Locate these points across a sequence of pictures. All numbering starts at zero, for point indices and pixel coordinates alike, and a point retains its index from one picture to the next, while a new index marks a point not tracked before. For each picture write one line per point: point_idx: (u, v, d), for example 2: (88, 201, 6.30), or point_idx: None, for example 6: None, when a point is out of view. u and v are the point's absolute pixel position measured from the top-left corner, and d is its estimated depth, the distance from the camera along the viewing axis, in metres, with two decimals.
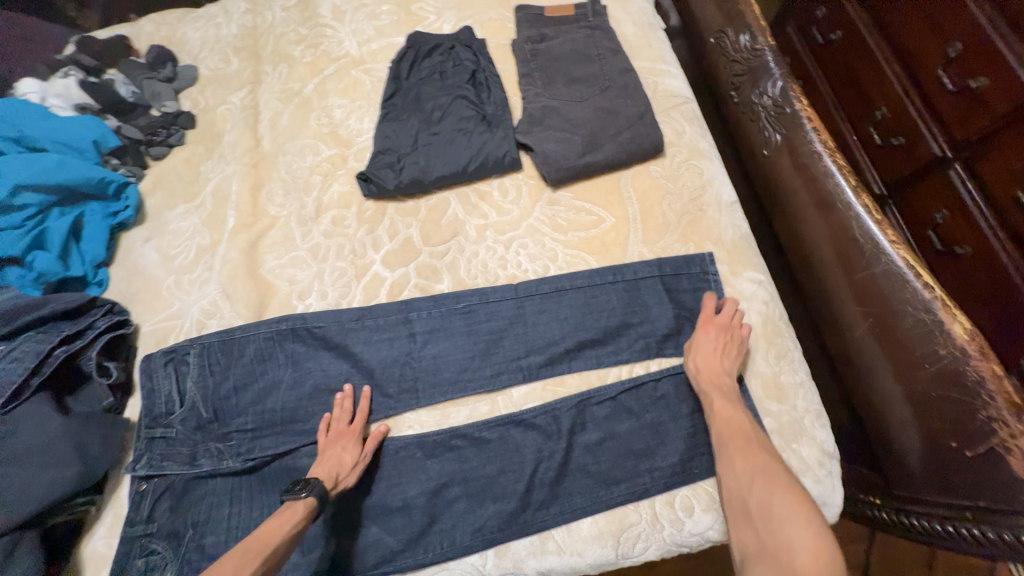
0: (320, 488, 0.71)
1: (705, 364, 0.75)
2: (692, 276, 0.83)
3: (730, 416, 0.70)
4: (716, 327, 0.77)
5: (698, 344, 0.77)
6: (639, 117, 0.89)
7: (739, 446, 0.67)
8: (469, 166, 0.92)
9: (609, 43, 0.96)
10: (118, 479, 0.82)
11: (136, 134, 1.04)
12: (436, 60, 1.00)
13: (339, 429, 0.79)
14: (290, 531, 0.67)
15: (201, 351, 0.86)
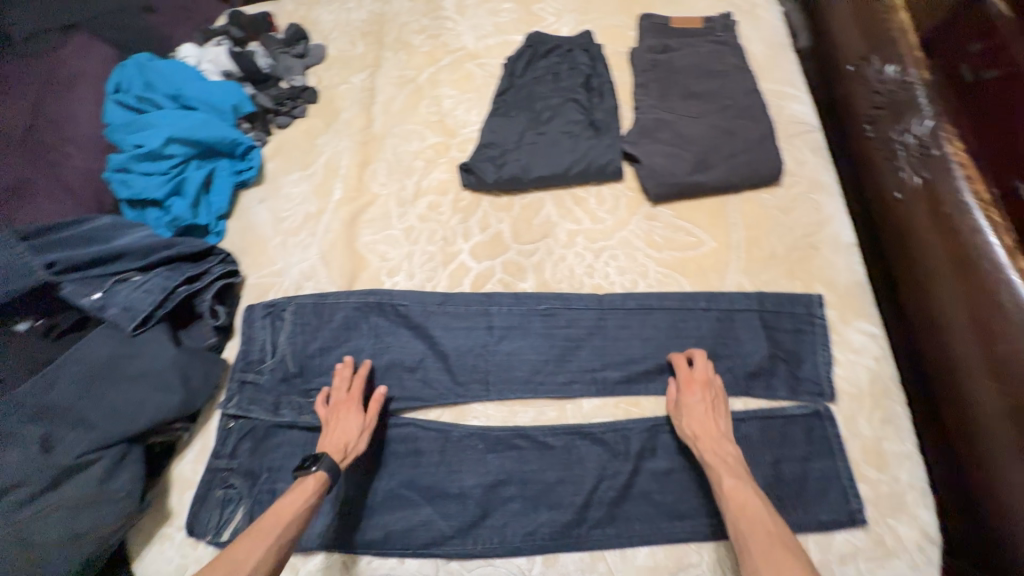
0: (328, 461, 0.74)
1: (700, 428, 0.70)
2: (795, 316, 0.76)
3: (744, 500, 0.62)
4: (698, 384, 0.73)
5: (687, 406, 0.71)
6: (759, 140, 0.84)
7: (760, 544, 0.57)
8: (570, 170, 0.91)
9: (735, 60, 0.92)
10: (209, 413, 0.89)
11: (267, 103, 1.13)
12: (552, 61, 1.00)
13: (338, 401, 0.81)
14: (304, 505, 0.70)
15: (297, 309, 0.92)
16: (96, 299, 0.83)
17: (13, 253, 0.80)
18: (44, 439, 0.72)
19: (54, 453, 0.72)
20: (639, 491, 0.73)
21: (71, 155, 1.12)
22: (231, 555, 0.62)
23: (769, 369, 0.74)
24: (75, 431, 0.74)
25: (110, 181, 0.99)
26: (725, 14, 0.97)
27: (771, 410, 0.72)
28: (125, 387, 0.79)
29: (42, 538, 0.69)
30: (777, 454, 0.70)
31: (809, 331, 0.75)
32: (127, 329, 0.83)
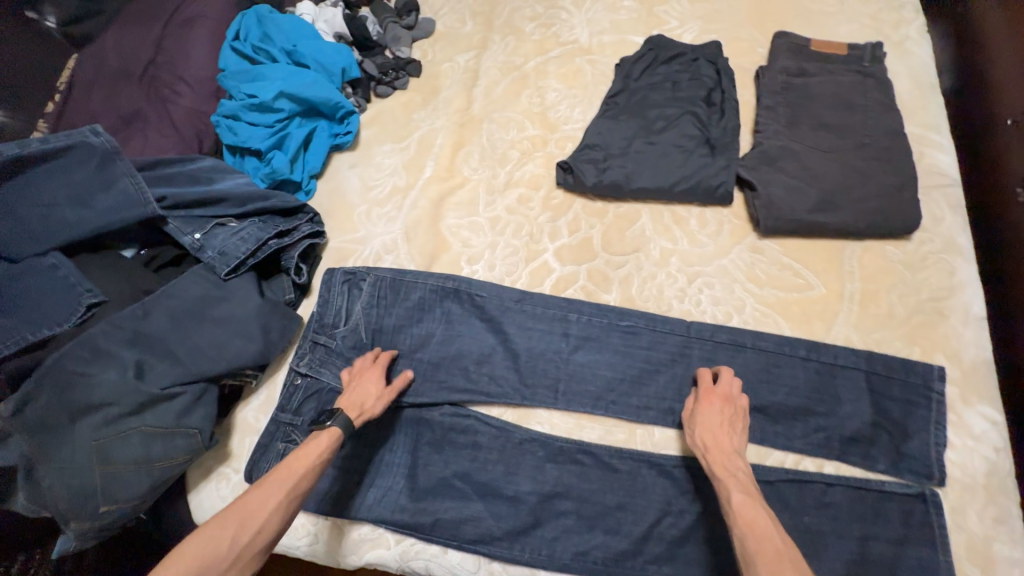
0: (343, 417, 0.74)
1: (713, 440, 0.67)
2: (908, 385, 0.70)
3: (752, 515, 0.57)
4: (718, 398, 0.70)
5: (702, 417, 0.69)
6: (896, 189, 0.78)
7: (767, 562, 0.53)
8: (676, 186, 0.87)
9: (879, 97, 0.84)
10: (279, 363, 0.91)
11: (372, 71, 1.13)
12: (673, 69, 0.95)
13: (364, 367, 0.83)
14: (318, 459, 0.69)
15: (376, 280, 0.92)
16: (195, 239, 0.85)
17: (131, 184, 0.80)
18: (136, 365, 0.75)
19: (143, 380, 0.74)
20: (703, 535, 0.71)
21: (182, 93, 1.16)
22: (246, 504, 0.62)
23: (870, 436, 0.69)
24: (164, 363, 0.77)
25: (218, 125, 1.02)
26: (876, 43, 0.89)
27: (865, 481, 0.67)
28: (212, 328, 0.81)
29: (121, 458, 0.72)
30: (867, 532, 0.65)
31: (924, 404, 0.69)
32: (220, 273, 0.85)
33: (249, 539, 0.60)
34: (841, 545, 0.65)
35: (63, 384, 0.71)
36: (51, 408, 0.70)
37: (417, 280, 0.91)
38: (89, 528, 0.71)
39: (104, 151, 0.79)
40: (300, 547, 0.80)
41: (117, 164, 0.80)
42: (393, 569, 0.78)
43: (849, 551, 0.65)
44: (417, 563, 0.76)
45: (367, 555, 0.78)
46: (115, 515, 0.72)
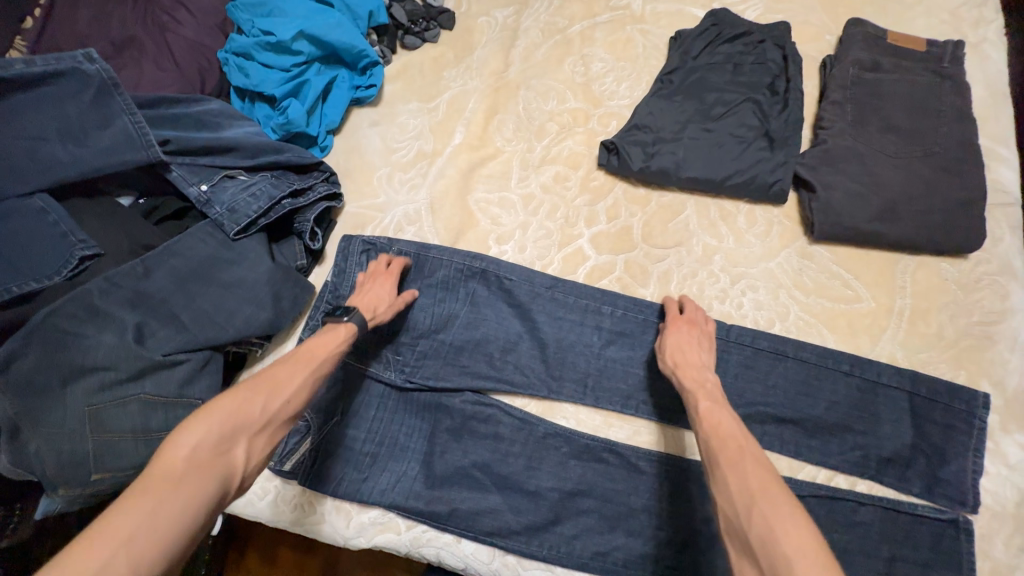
0: (359, 317, 0.70)
1: (682, 358, 0.69)
2: (951, 410, 0.68)
3: (718, 418, 0.59)
4: (685, 322, 0.73)
5: (671, 339, 0.71)
6: (962, 205, 0.74)
7: (727, 454, 0.55)
8: (728, 180, 0.81)
9: (955, 103, 0.79)
10: (286, 335, 0.84)
11: (401, 17, 1.01)
12: (736, 49, 0.88)
13: (377, 273, 0.80)
14: (339, 348, 0.66)
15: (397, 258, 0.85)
16: (202, 191, 0.77)
17: (132, 123, 0.71)
18: (137, 328, 0.69)
19: (144, 346, 0.68)
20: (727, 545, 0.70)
21: (183, 22, 1.03)
22: (272, 375, 0.59)
23: (906, 458, 0.68)
24: (168, 327, 0.70)
25: (229, 64, 0.92)
26: (958, 43, 0.82)
27: (894, 502, 0.67)
28: (219, 292, 0.74)
29: (117, 426, 0.67)
30: (893, 552, 0.65)
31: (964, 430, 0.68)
32: (229, 232, 0.77)
33: (277, 408, 0.57)
34: (866, 564, 0.65)
35: (54, 343, 0.65)
36: (39, 368, 0.64)
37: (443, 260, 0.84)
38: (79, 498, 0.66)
39: (101, 82, 0.69)
40: (306, 525, 0.77)
41: (115, 98, 0.70)
42: (403, 553, 0.76)
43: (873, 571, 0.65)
44: (428, 550, 0.75)
45: (376, 538, 0.76)
46: (107, 485, 0.67)
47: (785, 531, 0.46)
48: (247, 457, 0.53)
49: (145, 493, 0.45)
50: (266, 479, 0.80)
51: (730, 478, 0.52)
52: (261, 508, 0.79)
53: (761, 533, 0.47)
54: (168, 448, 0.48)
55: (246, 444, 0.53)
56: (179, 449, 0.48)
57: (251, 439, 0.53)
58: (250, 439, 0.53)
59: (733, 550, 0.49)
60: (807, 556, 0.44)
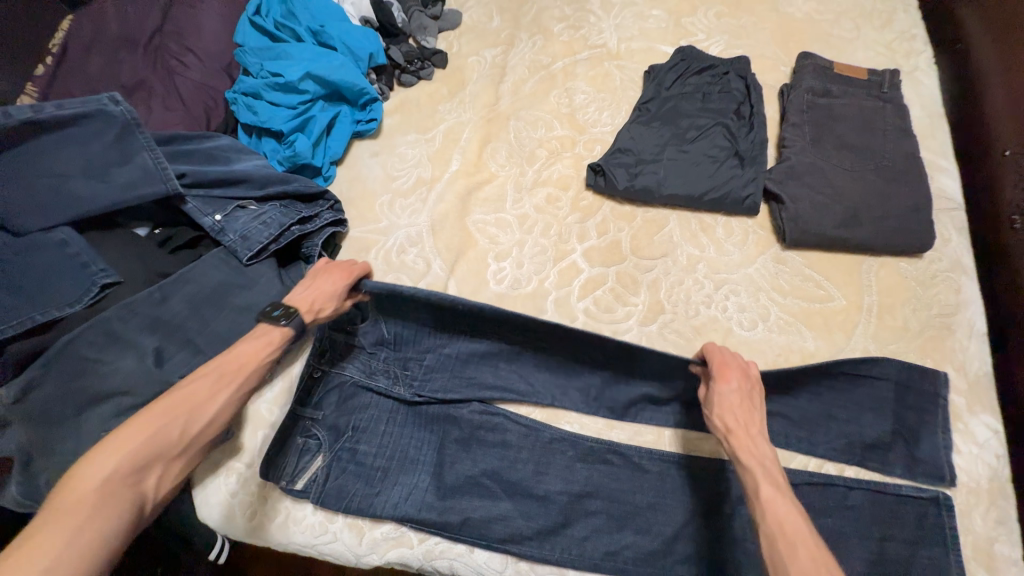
0: (300, 319, 0.70)
1: (734, 424, 0.65)
2: (922, 394, 0.74)
3: (780, 509, 0.56)
4: (735, 375, 0.68)
5: (722, 399, 0.67)
6: (913, 210, 0.83)
7: (800, 561, 0.51)
8: (706, 195, 0.89)
9: (897, 122, 0.89)
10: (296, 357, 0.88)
11: (398, 58, 1.10)
12: (703, 80, 0.98)
13: (333, 265, 0.79)
14: (270, 357, 0.68)
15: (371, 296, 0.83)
16: (216, 220, 0.81)
17: (151, 159, 0.75)
18: (155, 352, 0.70)
19: (162, 369, 0.69)
20: (734, 538, 0.73)
21: (191, 66, 1.10)
22: (189, 394, 0.60)
23: (887, 442, 0.73)
24: (185, 350, 0.72)
25: (237, 104, 0.99)
26: (894, 71, 0.94)
27: (879, 484, 0.71)
28: (233, 316, 0.77)
29: None
30: (885, 532, 0.69)
31: None
32: (242, 258, 0.81)
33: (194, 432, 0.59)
34: (862, 545, 0.69)
35: (72, 370, 0.66)
36: (57, 396, 0.65)
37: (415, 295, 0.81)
38: None
39: (123, 121, 0.73)
40: (317, 545, 0.78)
41: (136, 136, 0.74)
42: (416, 568, 0.77)
43: (866, 553, 0.69)
44: (442, 562, 0.76)
45: (389, 554, 0.77)
46: None
47: None
48: (162, 480, 0.57)
49: (63, 523, 0.48)
50: (276, 500, 0.80)
51: None
52: (271, 531, 0.79)
53: None
54: (84, 470, 0.51)
55: (160, 472, 0.56)
56: (97, 474, 0.51)
57: (166, 466, 0.56)
58: (167, 463, 0.57)
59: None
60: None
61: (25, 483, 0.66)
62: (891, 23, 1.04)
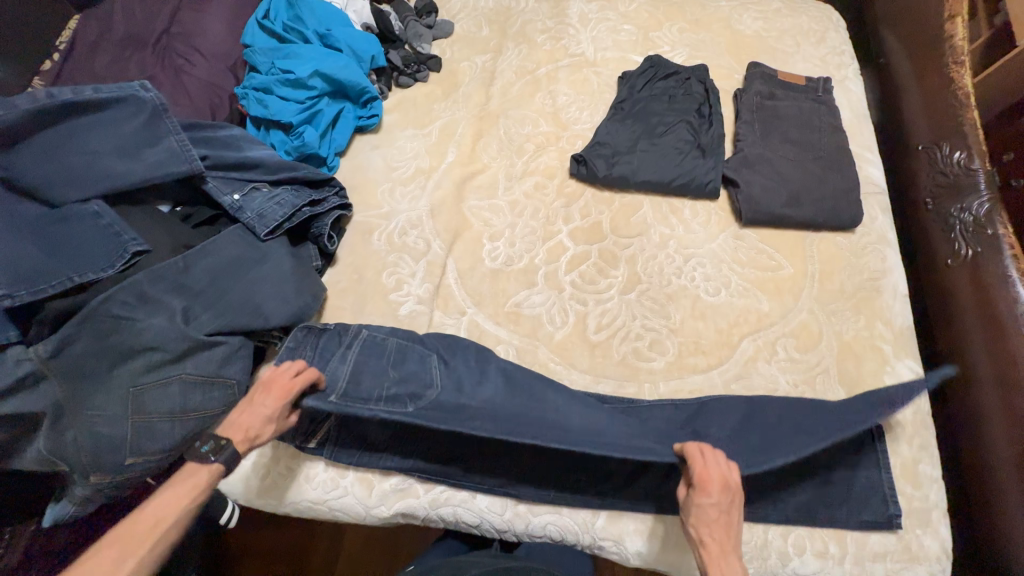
0: (232, 450, 0.65)
1: (708, 536, 0.65)
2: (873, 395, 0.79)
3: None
4: (716, 487, 0.67)
5: (699, 512, 0.66)
6: (845, 192, 0.98)
7: None
8: (674, 182, 1.02)
9: (830, 120, 1.06)
10: None
11: (397, 61, 1.21)
12: (669, 84, 1.12)
13: (274, 379, 0.72)
14: (193, 503, 0.62)
15: (326, 394, 0.76)
16: (234, 200, 0.88)
17: (177, 143, 0.82)
18: (183, 311, 0.76)
19: (189, 327, 0.76)
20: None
21: (196, 64, 1.15)
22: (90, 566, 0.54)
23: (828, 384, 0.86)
24: (208, 313, 0.78)
25: (248, 98, 1.06)
26: (826, 79, 1.11)
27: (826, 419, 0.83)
28: (249, 284, 0.83)
29: (156, 408, 0.74)
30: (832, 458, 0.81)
31: (864, 358, 0.88)
32: (260, 234, 0.87)
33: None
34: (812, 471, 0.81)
35: (105, 329, 0.71)
36: (90, 352, 0.70)
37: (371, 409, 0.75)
38: (117, 478, 0.74)
39: (153, 107, 0.80)
40: (329, 499, 0.84)
41: (165, 122, 0.81)
42: (421, 517, 0.85)
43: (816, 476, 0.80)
44: (447, 508, 0.83)
45: (397, 505, 0.84)
46: (139, 468, 0.75)
47: None
48: None
49: None
50: (289, 459, 0.86)
51: None
52: (285, 489, 0.84)
53: None
54: None
55: None
56: None
57: None
58: None
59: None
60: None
61: (55, 437, 0.70)
62: (824, 40, 1.22)
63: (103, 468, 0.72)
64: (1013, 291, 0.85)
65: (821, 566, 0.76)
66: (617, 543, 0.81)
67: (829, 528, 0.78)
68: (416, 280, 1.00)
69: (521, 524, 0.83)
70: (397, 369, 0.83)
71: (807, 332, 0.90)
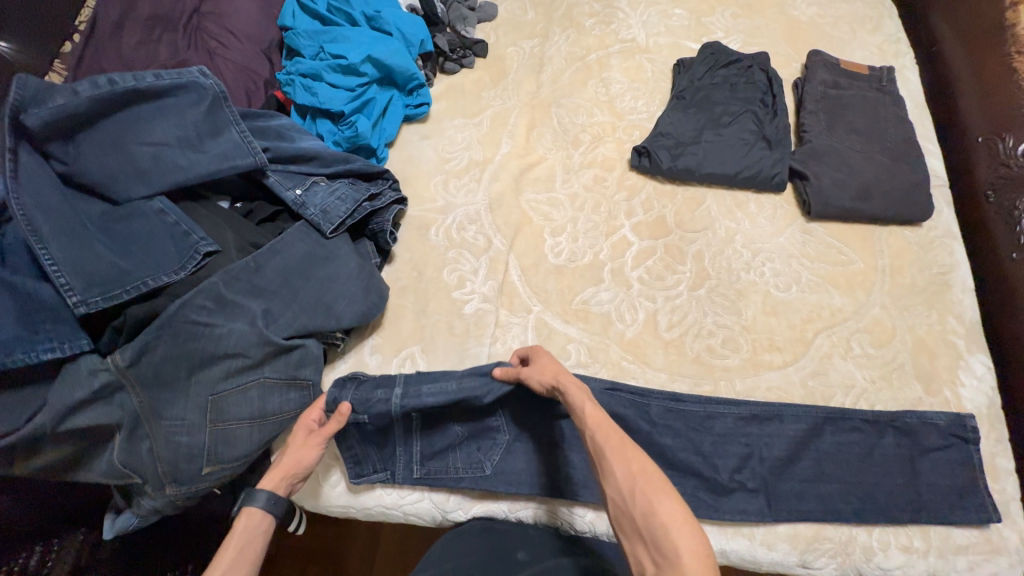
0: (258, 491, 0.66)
1: (557, 374, 0.72)
2: (944, 417, 0.83)
3: (599, 416, 0.63)
4: (546, 352, 0.78)
5: (546, 363, 0.74)
6: (915, 184, 0.97)
7: (617, 457, 0.58)
8: (740, 174, 1.00)
9: (894, 111, 1.05)
10: (359, 336, 0.91)
11: (444, 46, 1.15)
12: (731, 72, 1.10)
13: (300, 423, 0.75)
14: (252, 529, 0.62)
15: (407, 464, 0.82)
16: (297, 195, 0.83)
17: (239, 133, 0.79)
18: (263, 314, 0.74)
19: (270, 330, 0.74)
20: (793, 473, 0.82)
21: (231, 47, 1.07)
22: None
23: (901, 379, 0.87)
24: (285, 314, 0.76)
25: (296, 84, 1.01)
26: (889, 68, 1.09)
27: (903, 415, 0.83)
28: (320, 287, 0.80)
29: (235, 415, 0.71)
30: (913, 452, 0.82)
31: (938, 353, 0.88)
32: (325, 231, 0.83)
33: None
34: (891, 464, 0.81)
35: (185, 334, 0.68)
36: (172, 358, 0.68)
37: (452, 477, 0.82)
38: (192, 490, 0.70)
39: (215, 94, 0.77)
40: (404, 506, 0.82)
41: (225, 110, 0.78)
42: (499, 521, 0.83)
43: (898, 470, 0.81)
44: (525, 513, 0.81)
45: (475, 509, 0.82)
46: (216, 478, 0.71)
47: (679, 532, 0.50)
48: None
49: None
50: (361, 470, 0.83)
51: (616, 472, 0.57)
52: (358, 499, 0.83)
53: (648, 517, 0.52)
54: None
55: None
56: None
57: None
58: None
59: (627, 540, 0.54)
60: (680, 524, 0.50)
61: (129, 450, 0.67)
62: (880, 28, 1.19)
63: (181, 479, 0.69)
64: None
65: (907, 560, 0.77)
66: None
67: (912, 522, 0.78)
68: (478, 278, 0.97)
69: (603, 526, 0.79)
70: (462, 413, 0.84)
71: (880, 327, 0.90)
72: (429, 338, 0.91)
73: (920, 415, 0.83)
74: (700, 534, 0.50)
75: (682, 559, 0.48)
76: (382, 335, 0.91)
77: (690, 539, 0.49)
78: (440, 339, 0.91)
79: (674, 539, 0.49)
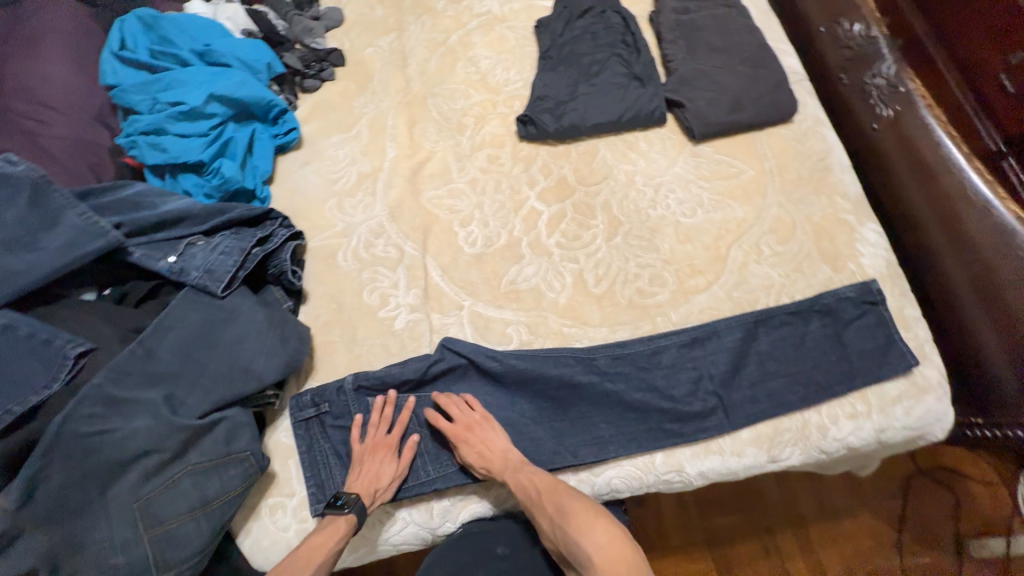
0: (359, 504, 0.73)
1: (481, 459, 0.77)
2: (852, 288, 0.90)
3: (516, 477, 0.76)
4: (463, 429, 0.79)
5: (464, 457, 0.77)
6: (777, 85, 1.02)
7: (536, 506, 0.73)
8: (623, 117, 1.01)
9: (742, 21, 1.10)
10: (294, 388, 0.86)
11: (295, 64, 1.09)
12: (588, 21, 1.11)
13: (375, 442, 0.79)
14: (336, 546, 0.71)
15: None
16: (172, 262, 0.76)
17: (78, 216, 0.72)
18: (167, 401, 0.68)
19: (180, 416, 0.68)
20: (742, 381, 0.86)
21: (52, 122, 0.94)
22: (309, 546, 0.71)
23: (810, 267, 0.93)
24: (194, 393, 0.70)
25: (137, 144, 0.91)
26: None
27: (817, 298, 0.90)
28: (227, 352, 0.74)
29: (172, 512, 0.65)
30: (835, 328, 0.88)
31: (836, 233, 0.95)
32: (216, 291, 0.76)
33: None
34: (820, 345, 0.87)
35: (81, 450, 0.62)
36: (74, 480, 0.61)
37: (424, 482, 0.79)
38: None
39: (34, 180, 0.71)
40: (391, 537, 0.79)
41: (53, 195, 0.72)
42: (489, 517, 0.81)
43: (829, 349, 0.87)
44: (512, 501, 0.80)
45: (462, 516, 0.79)
46: None
47: (589, 543, 0.67)
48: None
49: None
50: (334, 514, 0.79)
51: (541, 520, 0.72)
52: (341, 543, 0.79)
53: (569, 545, 0.69)
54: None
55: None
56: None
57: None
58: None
59: (567, 562, 0.72)
60: (587, 536, 0.68)
61: None
62: None
63: None
64: (936, 137, 0.92)
65: (855, 425, 0.83)
66: (680, 474, 0.82)
67: (850, 389, 0.85)
68: (401, 290, 0.93)
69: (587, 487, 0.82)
70: (419, 421, 0.83)
71: (782, 225, 0.96)
72: (368, 366, 0.88)
73: (830, 293, 0.90)
74: (603, 536, 0.68)
75: (596, 561, 0.66)
76: (316, 377, 0.87)
77: (596, 544, 0.67)
78: (378, 363, 0.88)
79: (586, 549, 0.67)
